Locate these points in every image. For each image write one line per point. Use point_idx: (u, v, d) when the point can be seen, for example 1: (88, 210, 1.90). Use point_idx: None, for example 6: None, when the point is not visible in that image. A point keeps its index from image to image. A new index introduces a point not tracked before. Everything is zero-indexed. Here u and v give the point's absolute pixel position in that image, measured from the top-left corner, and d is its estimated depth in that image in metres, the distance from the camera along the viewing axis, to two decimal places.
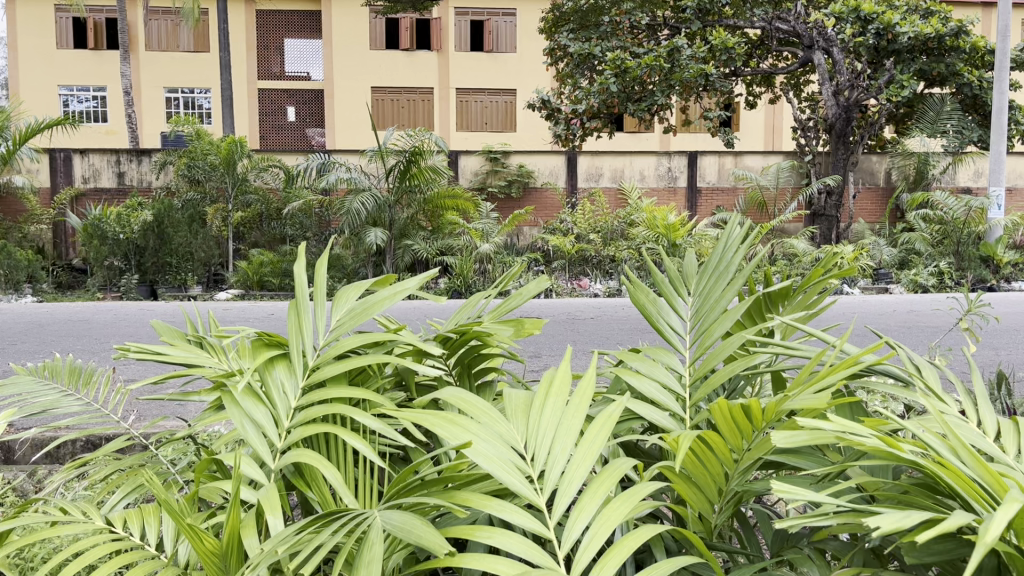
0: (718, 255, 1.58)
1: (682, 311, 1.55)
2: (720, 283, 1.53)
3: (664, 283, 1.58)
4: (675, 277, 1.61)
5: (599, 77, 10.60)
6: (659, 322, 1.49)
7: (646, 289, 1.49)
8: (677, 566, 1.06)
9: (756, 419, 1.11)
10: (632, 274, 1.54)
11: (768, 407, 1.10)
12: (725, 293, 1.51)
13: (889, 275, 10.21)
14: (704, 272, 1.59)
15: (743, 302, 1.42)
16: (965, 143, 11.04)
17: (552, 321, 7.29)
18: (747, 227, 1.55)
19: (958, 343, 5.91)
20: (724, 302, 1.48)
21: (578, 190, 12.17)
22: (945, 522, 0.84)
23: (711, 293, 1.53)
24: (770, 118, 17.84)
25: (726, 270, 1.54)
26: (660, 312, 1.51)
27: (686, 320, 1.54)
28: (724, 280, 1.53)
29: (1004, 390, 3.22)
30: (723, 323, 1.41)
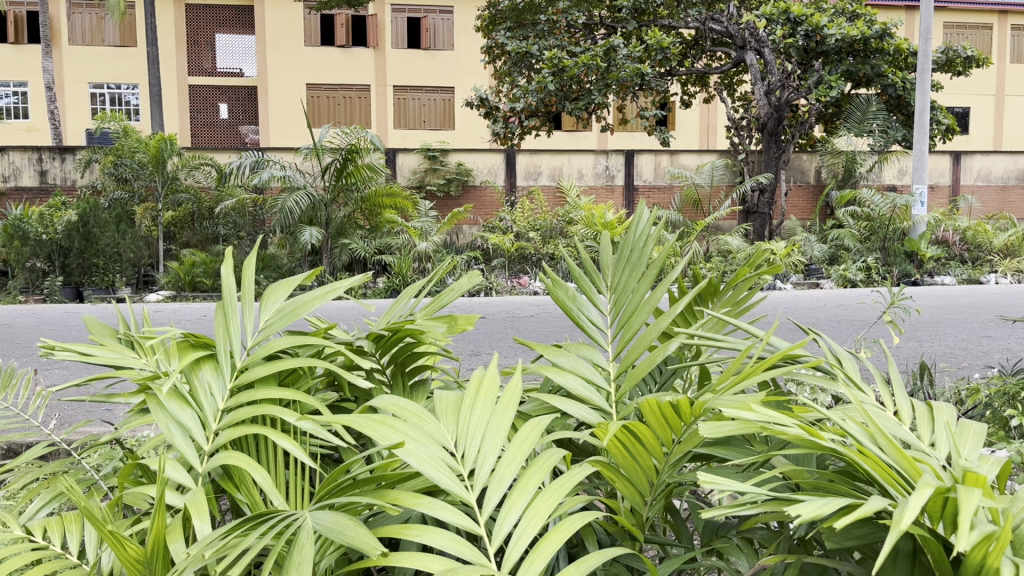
0: (631, 244, 1.60)
1: (601, 306, 1.57)
2: (635, 274, 1.55)
3: (582, 276, 1.60)
4: (594, 269, 1.63)
5: (536, 76, 10.68)
6: (580, 316, 1.50)
7: (566, 285, 1.50)
8: (607, 557, 1.07)
9: (683, 414, 1.12)
10: (554, 271, 1.56)
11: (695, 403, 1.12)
12: (641, 283, 1.53)
13: (820, 271, 10.45)
14: (620, 264, 1.61)
15: (661, 293, 1.45)
16: (890, 141, 11.39)
17: (491, 319, 7.29)
18: (655, 215, 1.57)
19: (884, 335, 6.09)
20: (642, 294, 1.50)
21: (516, 188, 12.19)
22: (860, 508, 0.87)
23: (629, 285, 1.55)
24: (704, 118, 18.17)
25: (639, 261, 1.57)
26: (581, 307, 1.52)
27: (606, 314, 1.55)
28: (637, 270, 1.56)
29: (923, 380, 3.34)
30: (641, 315, 1.44)
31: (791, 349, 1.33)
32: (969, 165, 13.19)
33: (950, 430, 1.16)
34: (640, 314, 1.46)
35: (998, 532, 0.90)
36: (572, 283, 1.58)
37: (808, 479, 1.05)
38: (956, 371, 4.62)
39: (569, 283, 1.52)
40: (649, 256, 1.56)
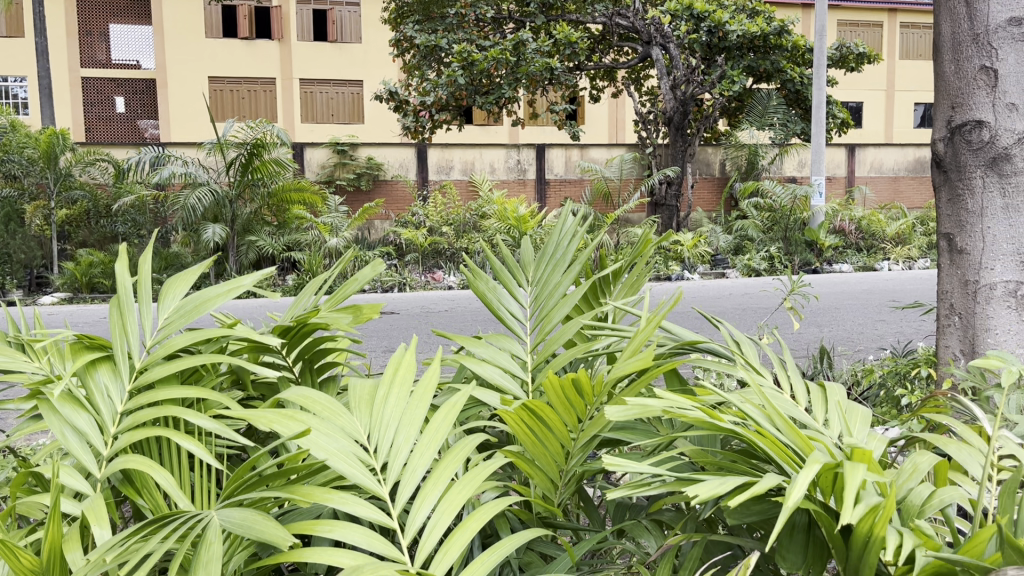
0: (556, 241, 1.62)
1: (522, 299, 1.58)
2: (554, 271, 1.58)
3: (502, 269, 1.61)
4: (512, 262, 1.64)
5: (446, 70, 10.63)
6: (500, 309, 1.51)
7: (485, 277, 1.51)
8: (520, 544, 1.08)
9: (587, 394, 1.15)
10: (473, 261, 1.56)
11: (601, 382, 1.14)
12: (561, 279, 1.55)
13: (726, 261, 10.71)
14: (540, 261, 1.62)
15: (578, 289, 1.46)
16: (790, 134, 11.79)
17: (405, 315, 7.23)
18: (580, 213, 1.59)
19: (785, 321, 6.33)
20: (561, 289, 1.52)
21: (429, 182, 12.12)
22: (757, 484, 0.91)
23: (550, 279, 1.57)
24: (613, 112, 18.45)
25: (561, 256, 1.59)
26: (500, 300, 1.53)
27: (525, 306, 1.56)
28: (558, 266, 1.58)
29: (823, 363, 3.45)
30: (561, 310, 1.46)
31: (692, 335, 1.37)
32: (863, 157, 13.82)
33: (840, 410, 1.22)
34: (559, 307, 1.48)
35: (882, 502, 0.96)
36: (492, 275, 1.59)
37: (711, 458, 1.09)
38: (853, 354, 4.84)
39: (488, 276, 1.52)
40: (571, 253, 1.58)
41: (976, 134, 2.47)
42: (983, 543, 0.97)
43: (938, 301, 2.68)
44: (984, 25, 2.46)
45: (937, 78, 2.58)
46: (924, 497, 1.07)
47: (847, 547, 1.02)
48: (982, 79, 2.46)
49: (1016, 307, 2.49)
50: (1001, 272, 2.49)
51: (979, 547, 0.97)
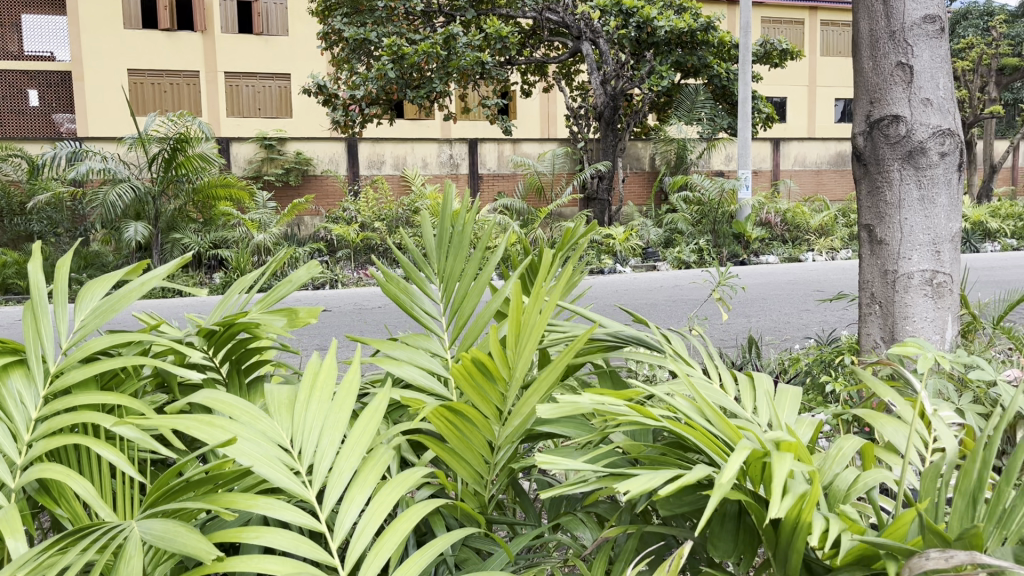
0: (452, 225, 1.64)
1: (434, 295, 1.61)
2: (461, 264, 1.59)
3: (410, 265, 1.65)
4: (420, 259, 1.67)
5: (376, 63, 10.52)
6: (414, 308, 1.54)
7: (395, 277, 1.53)
8: (452, 542, 1.07)
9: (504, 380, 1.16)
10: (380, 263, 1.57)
11: (506, 364, 1.18)
12: (466, 266, 1.58)
13: (657, 254, 10.85)
14: (441, 250, 1.64)
15: (485, 274, 1.48)
16: (717, 129, 12.10)
17: (337, 313, 7.11)
18: (466, 196, 1.62)
19: (715, 313, 6.44)
20: (471, 276, 1.53)
21: (359, 177, 11.96)
22: (687, 476, 0.94)
23: (456, 268, 1.59)
24: (545, 107, 18.52)
25: (461, 244, 1.60)
26: (414, 299, 1.55)
27: (439, 302, 1.60)
28: (462, 253, 1.60)
29: (752, 353, 3.51)
30: (472, 299, 1.48)
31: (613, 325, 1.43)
32: (787, 151, 14.15)
33: (769, 397, 1.26)
34: (472, 295, 1.50)
35: (808, 491, 0.98)
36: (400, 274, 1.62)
37: (643, 452, 1.11)
38: (780, 344, 4.97)
39: (398, 275, 1.55)
40: (472, 236, 1.60)
41: (894, 128, 2.56)
42: (909, 526, 1.01)
43: (859, 290, 2.76)
44: (900, 23, 2.56)
45: (856, 73, 2.67)
46: (850, 482, 1.11)
47: (777, 536, 1.05)
48: (898, 75, 2.56)
49: (932, 295, 2.58)
50: (917, 261, 2.58)
51: (903, 529, 1.02)
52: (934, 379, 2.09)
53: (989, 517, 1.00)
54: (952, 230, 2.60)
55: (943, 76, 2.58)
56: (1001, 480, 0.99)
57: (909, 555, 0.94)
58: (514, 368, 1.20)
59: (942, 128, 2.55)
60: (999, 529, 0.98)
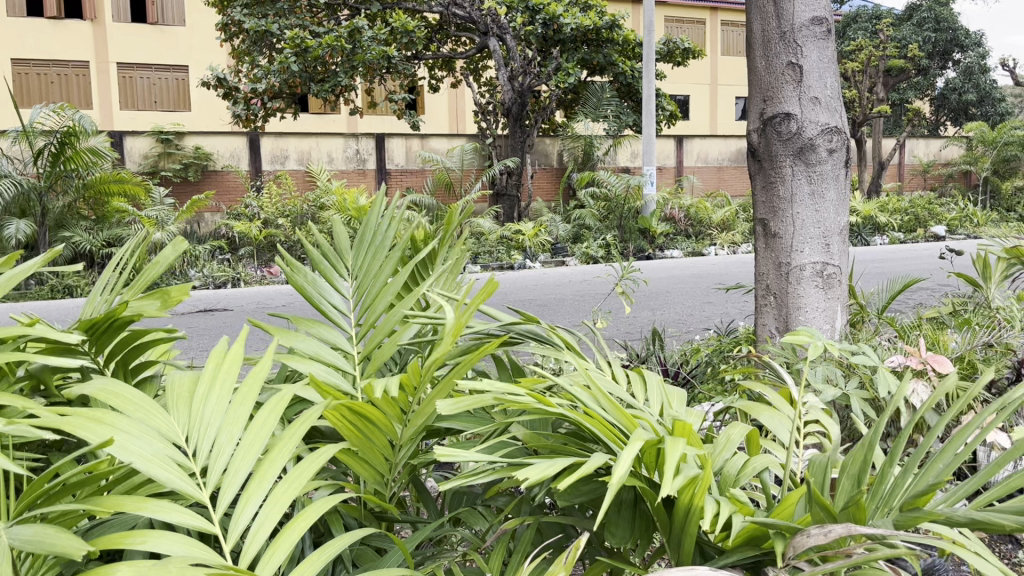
0: (376, 224, 1.63)
1: (343, 289, 1.58)
2: (377, 265, 1.58)
3: (322, 259, 1.61)
4: (338, 252, 1.64)
5: (278, 55, 10.27)
6: (320, 302, 1.50)
7: (302, 268, 1.50)
8: (350, 539, 1.05)
9: (406, 383, 1.14)
10: (291, 256, 1.54)
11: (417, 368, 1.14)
12: (382, 267, 1.56)
13: (565, 249, 10.92)
14: (358, 248, 1.62)
15: (401, 275, 1.46)
16: (622, 126, 12.28)
17: (240, 312, 6.92)
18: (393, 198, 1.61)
19: (619, 306, 6.55)
20: (383, 276, 1.52)
21: (262, 172, 11.69)
22: (585, 465, 0.95)
23: (371, 269, 1.57)
24: (453, 103, 18.48)
25: (381, 244, 1.59)
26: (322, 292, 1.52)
27: (348, 297, 1.57)
28: (382, 255, 1.58)
29: (656, 345, 3.51)
30: (384, 298, 1.45)
31: (519, 324, 1.46)
32: (690, 148, 14.51)
33: (661, 387, 1.32)
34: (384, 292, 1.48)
35: (701, 474, 1.00)
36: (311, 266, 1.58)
37: (543, 442, 1.11)
38: (683, 336, 5.12)
39: (308, 269, 1.51)
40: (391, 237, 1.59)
41: (785, 125, 2.65)
42: (793, 507, 1.05)
43: (754, 282, 2.84)
44: (790, 24, 2.66)
45: (750, 73, 2.76)
46: (738, 467, 1.16)
47: (670, 520, 1.07)
48: (789, 75, 2.65)
49: (823, 286, 2.67)
50: (808, 254, 2.68)
51: (791, 509, 1.05)
52: (823, 366, 2.17)
53: (871, 495, 1.04)
54: (839, 224, 2.71)
55: (831, 76, 2.69)
56: (880, 463, 1.04)
57: (796, 534, 0.97)
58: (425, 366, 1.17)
59: (829, 126, 2.66)
60: (883, 502, 1.02)
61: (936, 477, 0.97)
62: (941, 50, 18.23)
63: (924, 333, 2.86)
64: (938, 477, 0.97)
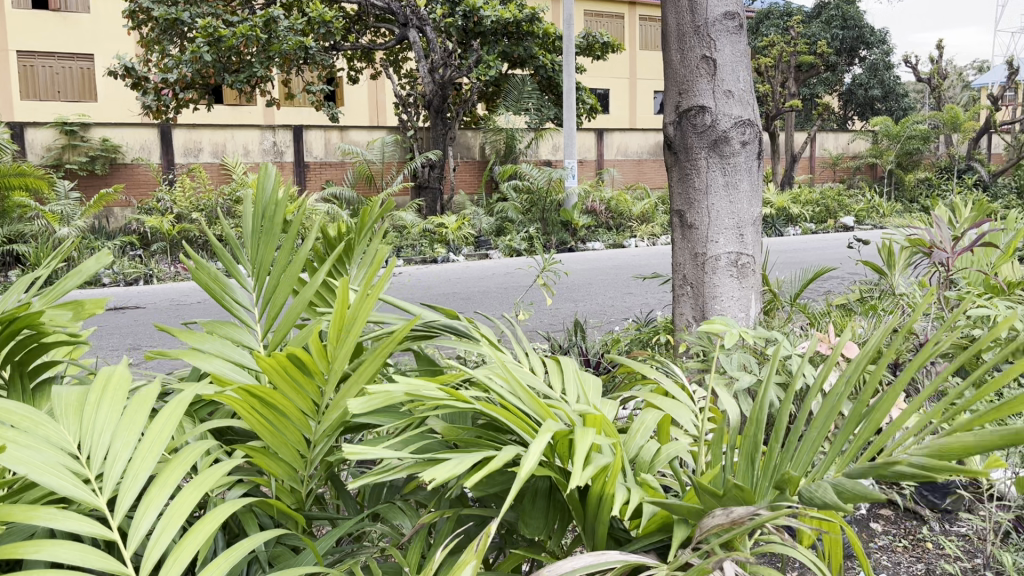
0: (268, 209, 1.58)
1: (246, 285, 1.56)
2: (273, 250, 1.55)
3: (224, 254, 1.57)
4: (235, 245, 1.61)
5: (189, 45, 9.94)
6: (223, 297, 1.49)
7: (203, 266, 1.46)
8: (257, 543, 1.02)
9: (312, 367, 1.14)
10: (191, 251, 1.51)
11: (324, 357, 1.13)
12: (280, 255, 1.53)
13: (489, 242, 10.90)
14: (256, 237, 1.59)
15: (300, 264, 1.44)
16: (544, 119, 12.36)
17: (153, 310, 6.70)
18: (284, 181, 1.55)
19: (540, 298, 6.60)
20: (285, 263, 1.48)
21: (175, 165, 11.32)
22: (494, 458, 0.95)
23: (269, 259, 1.54)
24: (373, 95, 18.26)
25: (276, 231, 1.55)
26: (226, 289, 1.51)
27: (251, 292, 1.55)
28: (277, 239, 1.55)
29: (580, 337, 3.53)
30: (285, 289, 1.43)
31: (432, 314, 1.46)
32: (611, 141, 14.67)
33: (578, 377, 1.34)
34: (285, 281, 1.45)
35: (611, 462, 1.02)
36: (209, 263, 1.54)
37: (458, 435, 1.11)
38: (604, 326, 5.19)
39: (211, 265, 1.48)
40: (287, 225, 1.56)
41: (700, 118, 2.70)
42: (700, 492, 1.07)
43: (672, 272, 2.89)
44: (704, 18, 2.72)
45: (666, 66, 2.80)
46: (654, 454, 1.20)
47: (585, 508, 1.09)
48: (703, 68, 2.70)
49: (737, 276, 2.74)
50: (724, 244, 2.74)
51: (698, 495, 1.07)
52: (738, 354, 2.22)
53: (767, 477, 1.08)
54: (752, 214, 2.77)
55: (743, 69, 2.74)
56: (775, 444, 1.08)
57: (700, 517, 1.00)
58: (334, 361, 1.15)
59: (742, 118, 2.72)
60: (770, 480, 1.06)
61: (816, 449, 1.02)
62: (848, 47, 18.91)
63: (834, 321, 2.96)
64: (820, 450, 1.03)
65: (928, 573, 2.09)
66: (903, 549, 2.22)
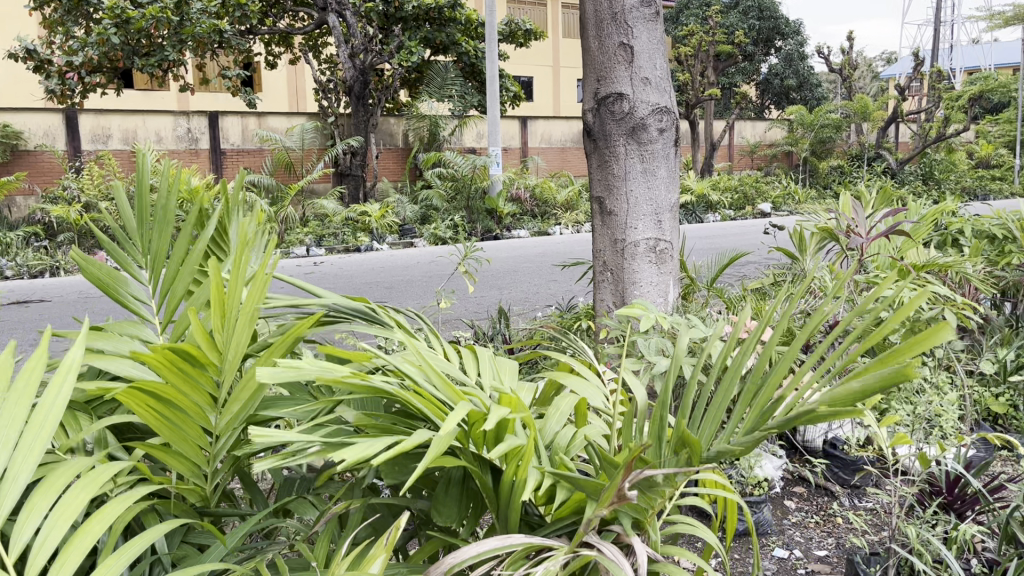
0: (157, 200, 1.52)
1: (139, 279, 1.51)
2: (161, 246, 1.51)
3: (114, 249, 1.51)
4: (124, 238, 1.54)
5: (96, 26, 9.53)
6: (114, 294, 1.44)
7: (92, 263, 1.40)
8: (155, 539, 0.98)
9: (203, 357, 1.10)
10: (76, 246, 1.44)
11: (212, 349, 1.11)
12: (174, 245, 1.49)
13: (413, 230, 10.81)
14: (146, 228, 1.53)
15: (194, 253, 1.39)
16: (467, 106, 12.28)
17: (59, 303, 6.43)
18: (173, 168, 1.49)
19: (463, 286, 6.58)
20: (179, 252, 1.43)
21: (82, 152, 10.86)
22: (402, 445, 0.94)
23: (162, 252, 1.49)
24: (292, 81, 17.93)
25: (167, 221, 1.50)
26: (116, 284, 1.46)
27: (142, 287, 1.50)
28: (164, 233, 1.50)
29: (500, 325, 3.54)
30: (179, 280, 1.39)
31: (336, 304, 1.44)
32: (535, 129, 14.72)
33: (491, 364, 1.33)
34: (182, 274, 1.41)
35: (520, 444, 1.02)
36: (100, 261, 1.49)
37: (371, 422, 1.09)
38: (526, 313, 5.22)
39: (101, 261, 1.42)
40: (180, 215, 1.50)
41: (618, 105, 2.72)
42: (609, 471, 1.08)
43: (592, 258, 2.90)
44: (620, 6, 2.73)
45: (583, 53, 2.80)
46: (568, 438, 1.21)
47: (498, 495, 1.10)
48: (620, 55, 2.71)
49: (655, 261, 2.77)
50: (642, 230, 2.76)
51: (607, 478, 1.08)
52: (656, 339, 2.24)
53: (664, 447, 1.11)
54: (670, 201, 2.81)
55: (660, 56, 2.77)
56: (671, 412, 1.11)
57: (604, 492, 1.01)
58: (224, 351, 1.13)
59: (660, 106, 2.74)
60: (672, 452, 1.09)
61: (717, 417, 1.06)
62: (765, 37, 19.36)
63: (749, 305, 3.02)
64: (721, 419, 1.06)
65: (837, 547, 2.17)
66: (815, 525, 2.30)
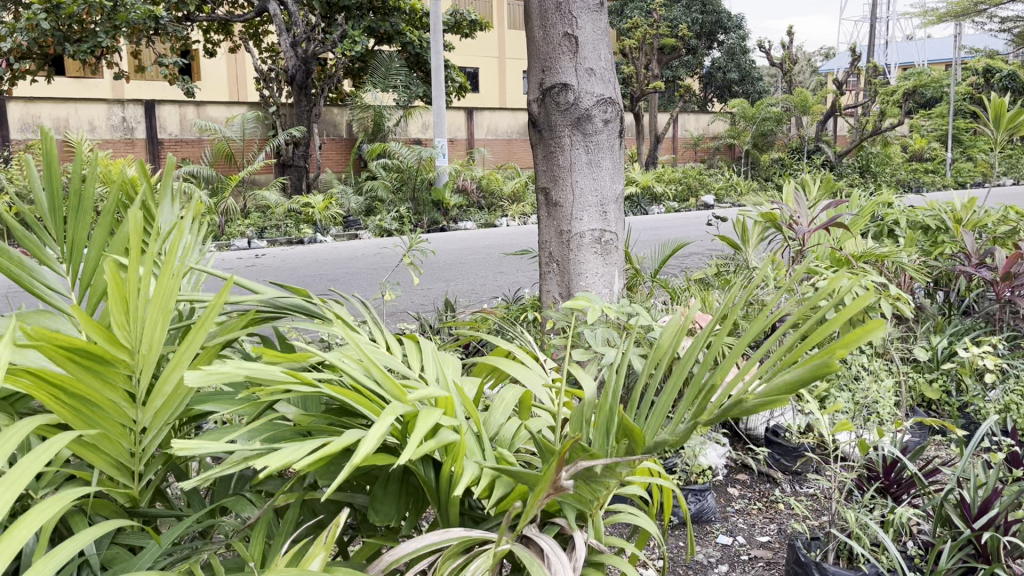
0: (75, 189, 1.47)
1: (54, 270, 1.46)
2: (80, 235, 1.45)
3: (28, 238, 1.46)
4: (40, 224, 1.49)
5: (25, 11, 9.17)
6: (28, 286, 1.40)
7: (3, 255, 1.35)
8: (83, 541, 0.95)
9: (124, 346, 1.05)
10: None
11: (134, 338, 1.06)
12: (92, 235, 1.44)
13: (358, 222, 10.72)
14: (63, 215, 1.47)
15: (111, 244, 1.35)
16: (412, 97, 12.15)
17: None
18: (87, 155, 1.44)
19: (408, 277, 6.54)
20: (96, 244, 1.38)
21: (10, 141, 10.46)
22: (331, 447, 0.92)
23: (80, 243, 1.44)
24: (231, 69, 17.58)
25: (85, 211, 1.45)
26: (32, 274, 1.42)
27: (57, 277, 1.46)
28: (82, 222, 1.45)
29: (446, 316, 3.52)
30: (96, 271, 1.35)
31: (270, 298, 1.40)
32: (481, 121, 14.67)
33: (435, 356, 1.31)
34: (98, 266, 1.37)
35: (455, 439, 1.01)
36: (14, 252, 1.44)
37: (309, 421, 1.07)
38: (472, 305, 5.21)
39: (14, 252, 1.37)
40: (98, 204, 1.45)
41: (563, 96, 2.71)
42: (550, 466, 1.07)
43: (538, 249, 2.90)
44: None
45: (528, 43, 2.79)
46: (512, 432, 1.21)
47: (439, 494, 1.09)
48: (565, 45, 2.71)
49: (600, 253, 2.77)
50: (587, 221, 2.76)
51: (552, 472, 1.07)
52: (601, 329, 2.25)
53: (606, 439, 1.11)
54: (615, 192, 2.81)
55: (604, 47, 2.77)
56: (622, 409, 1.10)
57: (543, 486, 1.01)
58: (139, 345, 1.07)
59: (604, 97, 2.74)
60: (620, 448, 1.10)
61: (667, 403, 1.05)
62: (707, 31, 19.58)
63: (692, 295, 3.05)
64: (665, 414, 1.06)
65: (779, 533, 2.20)
66: (757, 511, 2.33)
